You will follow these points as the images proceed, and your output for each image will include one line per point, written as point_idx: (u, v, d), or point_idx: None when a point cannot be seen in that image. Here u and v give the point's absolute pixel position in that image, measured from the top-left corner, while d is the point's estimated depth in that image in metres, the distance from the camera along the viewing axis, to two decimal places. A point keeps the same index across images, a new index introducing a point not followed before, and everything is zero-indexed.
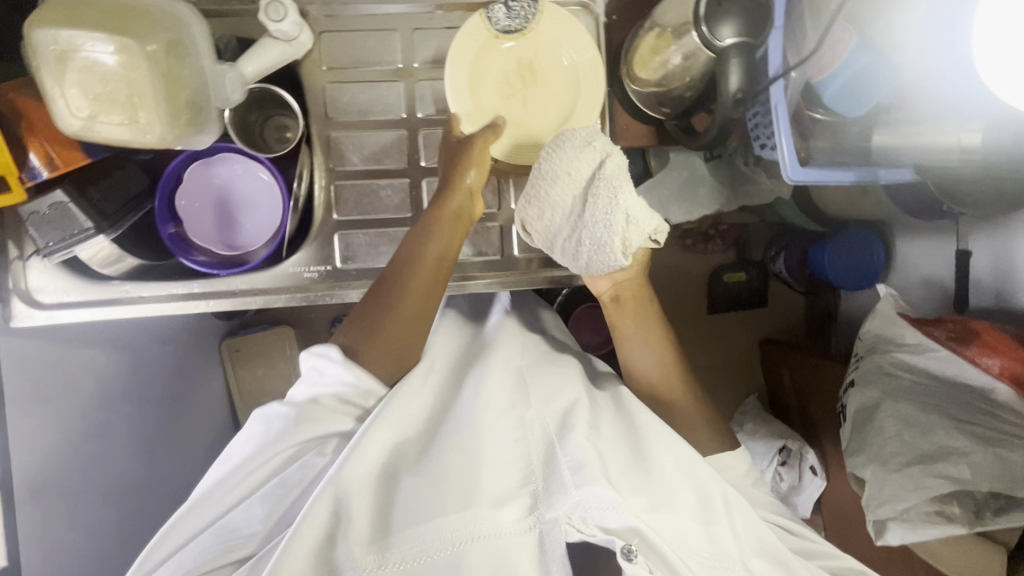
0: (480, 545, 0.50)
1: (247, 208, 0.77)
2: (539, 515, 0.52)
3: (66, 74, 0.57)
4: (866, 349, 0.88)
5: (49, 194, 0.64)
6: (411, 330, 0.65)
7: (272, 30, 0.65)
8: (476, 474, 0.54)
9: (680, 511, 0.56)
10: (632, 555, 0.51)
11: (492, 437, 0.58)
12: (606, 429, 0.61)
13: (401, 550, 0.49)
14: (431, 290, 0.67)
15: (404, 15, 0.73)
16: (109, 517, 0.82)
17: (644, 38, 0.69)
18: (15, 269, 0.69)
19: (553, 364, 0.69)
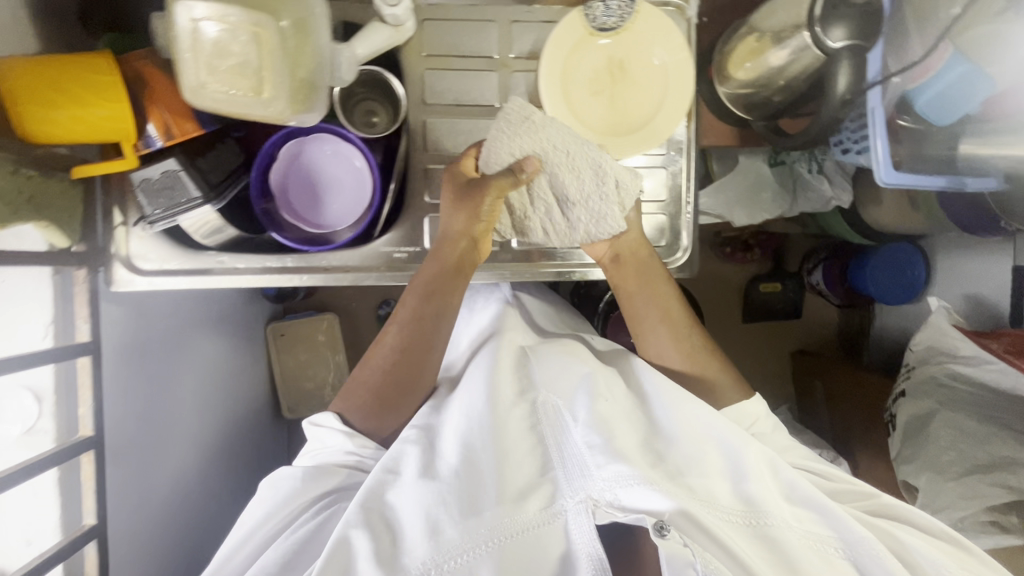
0: (515, 538, 0.57)
1: (334, 188, 0.76)
2: (559, 503, 0.59)
3: (200, 45, 0.59)
4: (917, 359, 0.95)
5: (162, 162, 0.67)
6: (405, 390, 0.73)
7: (384, 14, 0.68)
8: (501, 469, 0.61)
9: (703, 475, 0.62)
10: (664, 529, 0.56)
11: (510, 427, 0.66)
12: (618, 407, 0.68)
13: (443, 546, 0.56)
14: (418, 353, 0.73)
15: (504, 7, 0.75)
16: (177, 484, 0.86)
17: (743, 41, 0.71)
18: (119, 235, 0.71)
19: (568, 357, 0.76)
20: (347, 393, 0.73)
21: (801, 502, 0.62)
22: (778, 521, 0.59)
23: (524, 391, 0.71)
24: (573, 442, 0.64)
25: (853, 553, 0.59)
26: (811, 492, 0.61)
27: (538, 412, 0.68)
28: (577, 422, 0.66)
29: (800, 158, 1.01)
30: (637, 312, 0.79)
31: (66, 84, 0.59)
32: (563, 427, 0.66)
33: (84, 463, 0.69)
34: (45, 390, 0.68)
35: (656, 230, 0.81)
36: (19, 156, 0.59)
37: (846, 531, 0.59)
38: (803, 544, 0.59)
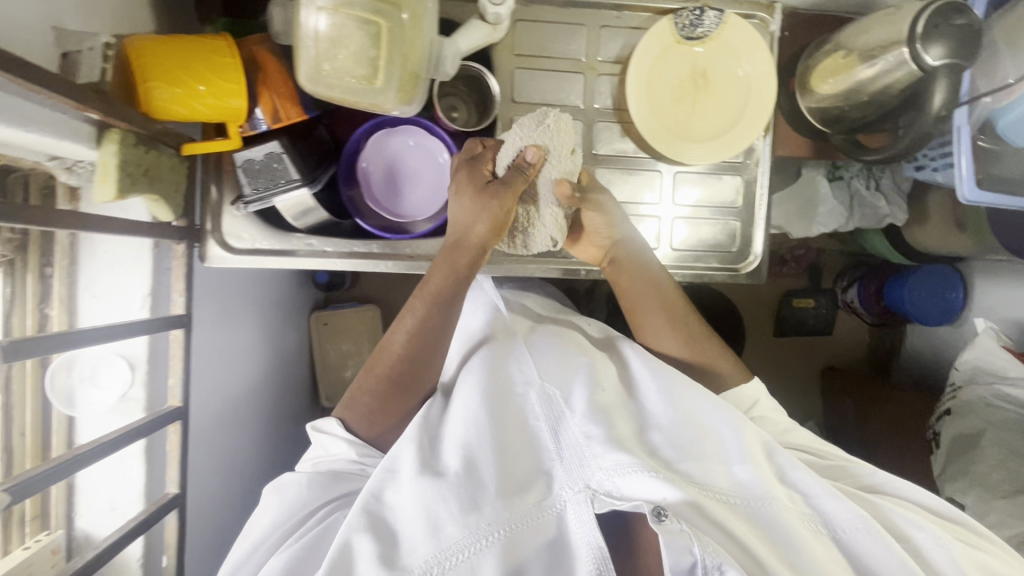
0: (517, 531, 0.57)
1: (415, 179, 0.78)
2: (558, 496, 0.59)
3: (321, 33, 0.61)
4: (963, 379, 0.99)
5: (267, 144, 0.68)
6: (403, 396, 0.69)
7: (487, 12, 0.70)
8: (497, 462, 0.61)
9: (700, 461, 0.62)
10: (662, 515, 0.56)
11: (505, 413, 0.64)
12: (612, 394, 0.68)
13: (445, 545, 0.56)
14: (426, 360, 0.69)
15: (594, 12, 0.78)
16: (226, 463, 0.86)
17: (828, 57, 0.74)
18: (214, 213, 0.73)
19: (563, 342, 0.75)
20: (350, 399, 0.69)
21: (792, 481, 0.63)
22: (774, 501, 0.60)
23: (512, 377, 0.68)
24: (571, 432, 0.62)
25: (845, 530, 0.60)
26: (804, 474, 0.62)
27: (535, 403, 0.65)
28: (575, 411, 0.64)
29: (858, 175, 1.03)
30: (637, 308, 0.78)
31: (191, 65, 0.60)
32: (558, 417, 0.64)
33: (170, 432, 0.70)
34: (138, 357, 0.69)
35: (728, 236, 0.84)
36: (141, 130, 0.60)
37: (840, 511, 0.60)
38: (796, 521, 0.60)
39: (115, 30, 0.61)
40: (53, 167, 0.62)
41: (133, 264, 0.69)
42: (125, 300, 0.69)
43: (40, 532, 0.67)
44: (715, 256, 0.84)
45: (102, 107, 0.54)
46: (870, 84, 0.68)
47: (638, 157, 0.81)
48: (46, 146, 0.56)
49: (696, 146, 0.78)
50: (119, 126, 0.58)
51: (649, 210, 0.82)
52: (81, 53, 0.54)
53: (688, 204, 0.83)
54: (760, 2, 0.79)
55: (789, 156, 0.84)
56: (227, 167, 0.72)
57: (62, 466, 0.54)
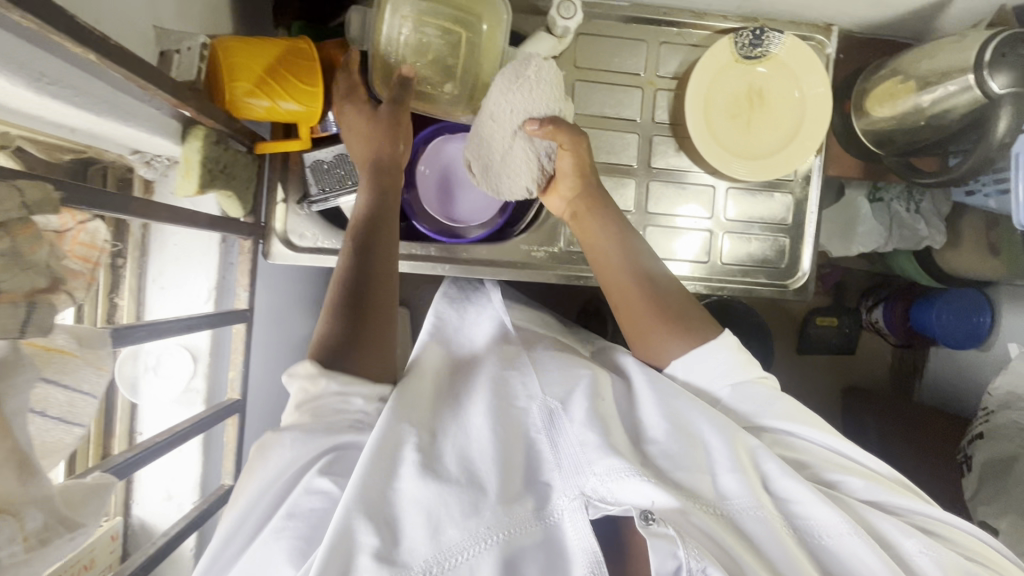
0: (514, 538, 0.49)
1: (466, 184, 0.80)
2: (554, 506, 0.51)
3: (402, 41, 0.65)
4: (997, 403, 1.01)
5: (336, 146, 0.70)
6: (377, 344, 0.58)
7: (557, 26, 0.71)
8: (498, 464, 0.53)
9: (691, 471, 0.55)
10: (652, 518, 0.49)
11: (501, 420, 0.56)
12: (609, 402, 0.61)
13: (444, 546, 0.47)
14: (366, 278, 0.60)
15: (656, 29, 0.80)
16: None
17: (885, 81, 0.75)
18: (277, 211, 0.74)
19: (560, 359, 0.68)
20: (317, 346, 0.57)
21: (778, 490, 0.56)
22: (763, 513, 0.53)
23: (513, 392, 0.61)
24: (569, 439, 0.55)
25: (832, 537, 0.54)
26: (793, 482, 0.55)
27: (536, 416, 0.58)
28: (574, 419, 0.57)
29: (899, 197, 1.03)
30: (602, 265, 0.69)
31: (274, 66, 0.62)
32: (556, 427, 0.56)
33: (228, 424, 0.70)
34: (201, 349, 0.71)
35: (776, 252, 0.85)
36: (224, 128, 0.61)
37: (825, 516, 0.54)
38: (788, 538, 0.53)
39: (202, 30, 0.63)
40: (134, 160, 0.64)
41: (202, 257, 0.70)
42: (192, 292, 0.70)
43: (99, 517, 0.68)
44: (763, 272, 0.85)
45: (195, 103, 0.55)
46: (927, 109, 0.69)
47: (690, 171, 0.83)
48: (136, 140, 0.58)
49: (750, 162, 0.78)
50: (204, 123, 0.59)
51: (699, 224, 0.84)
52: (179, 52, 0.56)
53: (739, 219, 0.84)
54: (817, 25, 0.81)
55: (838, 176, 0.86)
56: (292, 166, 0.73)
57: (147, 452, 0.49)
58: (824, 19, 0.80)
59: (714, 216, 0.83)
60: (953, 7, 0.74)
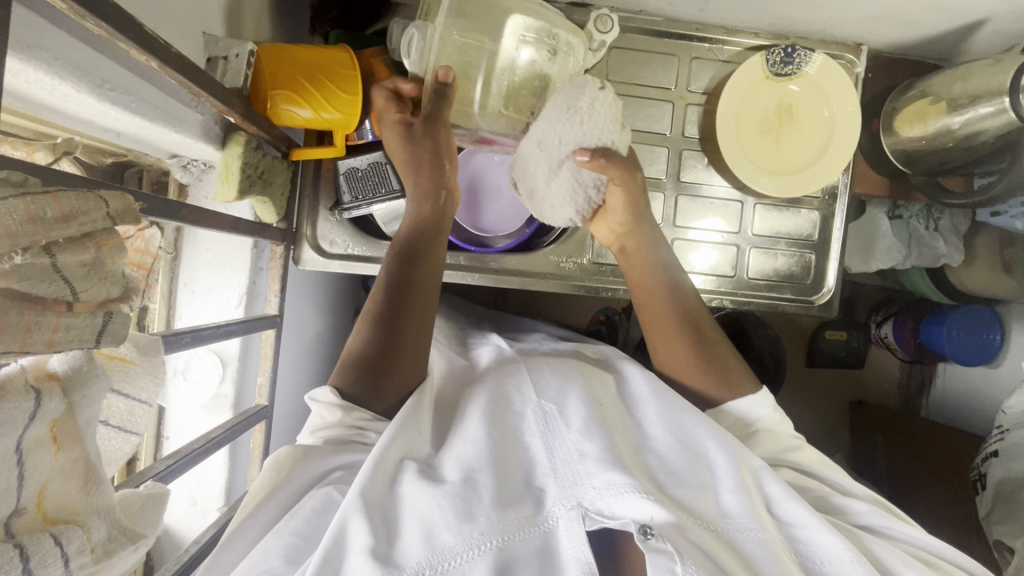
0: (508, 545, 0.48)
1: (492, 195, 0.80)
2: (549, 513, 0.50)
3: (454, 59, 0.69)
4: (1011, 422, 1.01)
5: (372, 154, 0.70)
6: (410, 356, 0.61)
7: (594, 39, 0.72)
8: (496, 470, 0.52)
9: (690, 487, 0.54)
10: (649, 532, 0.48)
11: (499, 425, 0.56)
12: (609, 412, 0.59)
13: (439, 550, 0.47)
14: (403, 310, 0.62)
15: (687, 44, 0.80)
16: None
17: (914, 101, 0.76)
18: (309, 218, 0.74)
19: (559, 364, 0.66)
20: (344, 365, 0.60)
21: (782, 516, 0.55)
22: (764, 535, 0.52)
23: (512, 397, 0.59)
24: (564, 447, 0.54)
25: (831, 563, 0.52)
26: (796, 505, 0.54)
27: (534, 422, 0.57)
28: (571, 426, 0.55)
29: (918, 215, 1.04)
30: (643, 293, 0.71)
31: (316, 74, 0.62)
32: (552, 431, 0.56)
33: (255, 431, 0.70)
34: (230, 355, 0.70)
35: (802, 268, 0.85)
36: (264, 135, 0.61)
37: (829, 544, 0.53)
38: (784, 558, 0.52)
39: (243, 36, 0.63)
40: (171, 164, 0.64)
41: (233, 263, 0.70)
42: (222, 297, 0.70)
43: None
44: (789, 287, 0.85)
45: (242, 110, 0.55)
46: (957, 131, 0.70)
47: (718, 186, 0.83)
48: (178, 145, 0.59)
49: (779, 178, 0.79)
50: (246, 129, 0.60)
51: (726, 239, 0.84)
52: (228, 58, 0.56)
53: (765, 234, 0.84)
54: (847, 45, 0.81)
55: (865, 194, 0.86)
56: (325, 173, 0.74)
57: (187, 459, 0.50)
58: (854, 39, 0.81)
59: (741, 231, 0.84)
60: (984, 30, 0.74)
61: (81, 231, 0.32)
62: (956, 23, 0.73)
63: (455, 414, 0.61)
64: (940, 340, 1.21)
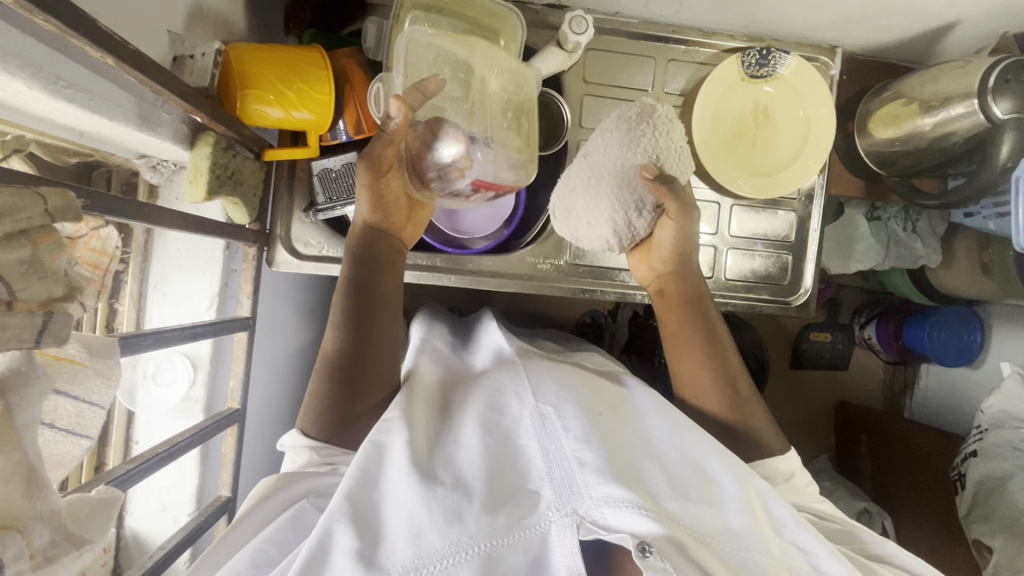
0: (496, 550, 0.48)
1: None
2: (542, 516, 0.50)
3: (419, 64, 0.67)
4: (989, 422, 1.02)
5: (344, 154, 0.70)
6: (379, 363, 0.63)
7: (568, 40, 0.72)
8: (487, 476, 0.51)
9: (694, 501, 0.53)
10: (647, 550, 0.48)
11: (491, 431, 0.55)
12: (612, 420, 0.58)
13: (425, 552, 0.47)
14: (376, 320, 0.65)
15: (663, 46, 0.81)
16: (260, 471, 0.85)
17: (887, 103, 0.77)
18: (283, 219, 0.74)
19: (563, 370, 0.64)
20: (308, 406, 0.62)
21: (788, 538, 0.56)
22: (766, 557, 0.53)
23: (507, 402, 0.58)
24: (560, 452, 0.53)
25: None
26: (805, 533, 0.55)
27: (527, 424, 0.56)
28: (568, 431, 0.54)
29: (896, 217, 1.05)
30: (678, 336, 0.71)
31: (287, 75, 0.62)
32: (548, 435, 0.54)
33: (227, 435, 0.69)
34: (201, 358, 0.69)
35: (779, 269, 0.85)
36: (234, 135, 0.61)
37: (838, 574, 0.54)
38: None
39: (214, 36, 0.63)
40: (140, 165, 0.63)
41: (204, 265, 0.69)
42: (193, 300, 0.69)
43: None
44: (767, 288, 0.86)
45: (209, 110, 0.55)
46: (929, 132, 0.71)
47: (695, 187, 0.83)
48: (144, 145, 0.58)
49: (754, 179, 0.79)
50: (215, 129, 0.59)
51: (704, 240, 0.84)
52: (194, 58, 0.55)
53: (742, 235, 0.84)
54: (822, 47, 0.82)
55: (841, 196, 0.87)
56: (299, 174, 0.73)
57: (150, 462, 0.50)
58: (829, 41, 0.81)
59: (718, 232, 0.84)
60: (955, 33, 0.75)
61: (16, 227, 0.32)
62: (928, 26, 0.74)
63: (451, 417, 0.60)
64: (922, 342, 1.22)
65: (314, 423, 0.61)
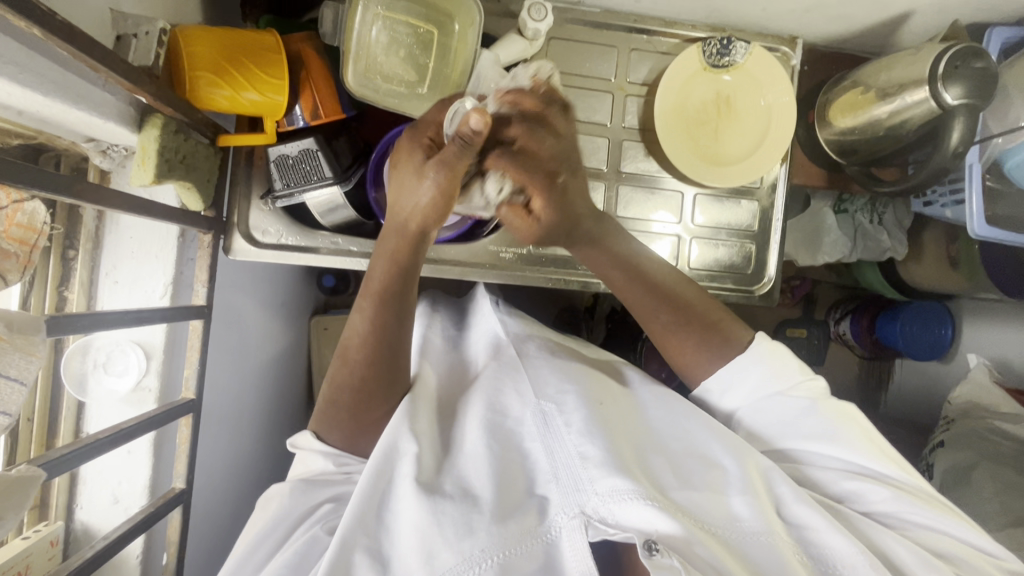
0: (512, 557, 0.52)
1: None
2: (552, 522, 0.55)
3: (372, 51, 0.66)
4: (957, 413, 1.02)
5: (302, 140, 0.69)
6: (390, 367, 0.65)
7: (528, 27, 0.71)
8: (494, 482, 0.57)
9: (699, 491, 0.59)
10: (654, 548, 0.52)
11: (496, 436, 0.61)
12: (614, 411, 0.64)
13: (440, 571, 0.51)
14: (396, 319, 0.65)
15: (626, 36, 0.81)
16: (221, 464, 0.84)
17: (846, 92, 0.77)
18: (241, 206, 0.73)
19: (567, 367, 0.69)
20: (321, 411, 0.66)
21: (791, 517, 0.60)
22: (774, 540, 0.57)
23: (506, 406, 0.64)
24: (565, 450, 0.58)
25: (845, 565, 0.57)
26: (808, 510, 0.59)
27: (530, 423, 0.62)
28: (570, 427, 0.59)
29: (863, 209, 1.04)
30: (603, 271, 0.72)
31: (239, 57, 0.61)
32: (551, 432, 0.60)
33: (182, 426, 0.67)
34: (154, 347, 0.67)
35: (742, 258, 0.86)
36: (184, 118, 0.60)
37: (844, 548, 0.57)
38: (793, 560, 0.57)
39: (166, 18, 0.62)
40: (88, 149, 0.61)
41: (157, 252, 0.68)
42: (146, 288, 0.67)
43: (37, 523, 0.64)
44: (730, 278, 0.86)
45: (154, 90, 0.54)
46: (885, 119, 0.71)
47: (659, 176, 0.84)
48: (91, 128, 0.57)
49: (714, 169, 0.80)
50: (162, 111, 0.58)
51: (667, 229, 0.84)
52: (137, 36, 0.55)
53: (706, 225, 0.85)
54: (783, 37, 0.83)
55: (803, 184, 0.88)
56: (257, 161, 0.73)
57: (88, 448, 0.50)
58: (789, 32, 0.82)
59: (681, 222, 0.84)
60: (910, 22, 0.76)
61: None
62: (883, 16, 0.75)
63: (458, 420, 0.66)
64: (893, 336, 1.22)
65: (328, 425, 0.65)
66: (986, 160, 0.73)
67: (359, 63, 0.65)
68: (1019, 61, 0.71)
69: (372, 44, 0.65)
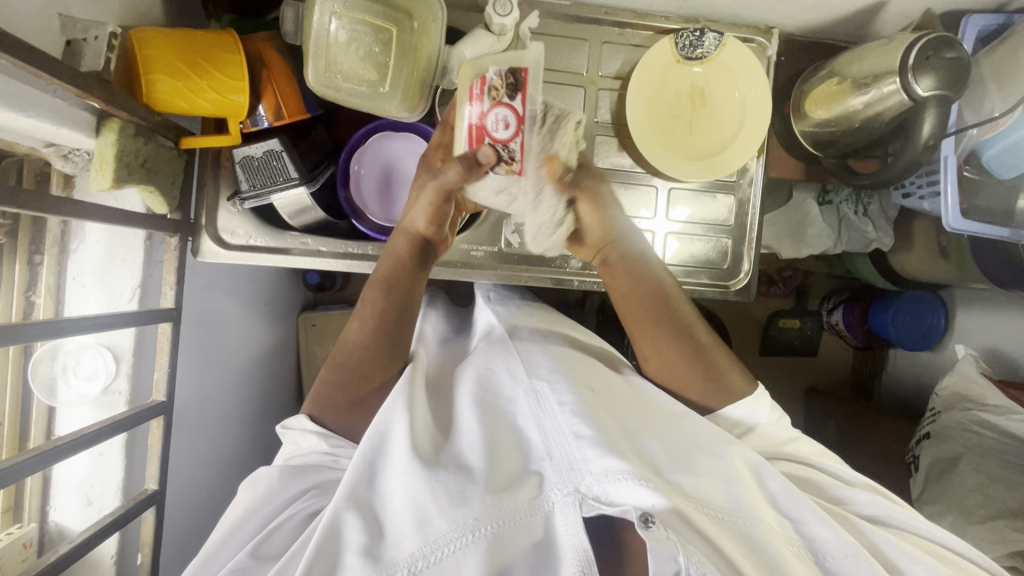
0: (504, 529, 0.52)
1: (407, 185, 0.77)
2: (547, 497, 0.54)
3: (332, 54, 0.64)
4: (944, 404, 1.00)
5: (266, 141, 0.68)
6: (390, 340, 0.67)
7: (493, 23, 0.70)
8: (489, 458, 0.57)
9: (692, 474, 0.58)
10: (650, 521, 0.51)
11: (489, 413, 0.61)
12: (605, 395, 0.64)
13: (432, 538, 0.51)
14: (401, 301, 0.68)
15: (597, 29, 0.81)
16: (206, 463, 0.84)
17: (822, 83, 0.76)
18: (213, 210, 0.74)
19: (558, 352, 0.70)
20: (319, 394, 0.67)
21: (783, 507, 0.60)
22: (761, 523, 0.57)
23: (498, 391, 0.64)
24: (559, 429, 0.57)
25: (834, 555, 0.57)
26: (796, 499, 0.59)
27: (524, 404, 0.61)
28: (563, 406, 0.59)
29: (847, 200, 1.02)
30: (623, 297, 0.73)
31: (195, 59, 0.61)
32: (545, 411, 0.59)
33: (153, 428, 0.68)
34: (123, 350, 0.67)
35: (719, 253, 0.85)
36: (142, 121, 0.60)
37: (829, 537, 0.57)
38: (785, 548, 0.57)
39: (124, 21, 0.62)
40: (49, 154, 0.60)
41: (123, 256, 0.67)
42: (113, 291, 0.67)
43: (10, 524, 0.66)
44: (706, 273, 0.86)
45: (103, 95, 0.54)
46: (861, 111, 0.70)
47: (634, 171, 0.83)
48: (46, 136, 0.56)
49: (689, 161, 0.78)
50: (119, 115, 0.58)
51: (644, 224, 0.84)
52: (87, 41, 0.54)
53: (682, 219, 0.84)
54: (758, 27, 0.81)
55: (781, 178, 0.87)
56: (224, 163, 0.73)
57: (35, 458, 0.52)
58: (764, 22, 0.81)
59: (656, 217, 0.84)
60: (885, 11, 0.74)
61: None
62: (857, 6, 0.73)
63: (449, 401, 0.67)
64: (885, 325, 1.20)
65: (315, 415, 0.66)
66: (961, 152, 0.72)
67: (319, 63, 0.64)
68: (995, 50, 0.69)
69: (331, 42, 0.64)
